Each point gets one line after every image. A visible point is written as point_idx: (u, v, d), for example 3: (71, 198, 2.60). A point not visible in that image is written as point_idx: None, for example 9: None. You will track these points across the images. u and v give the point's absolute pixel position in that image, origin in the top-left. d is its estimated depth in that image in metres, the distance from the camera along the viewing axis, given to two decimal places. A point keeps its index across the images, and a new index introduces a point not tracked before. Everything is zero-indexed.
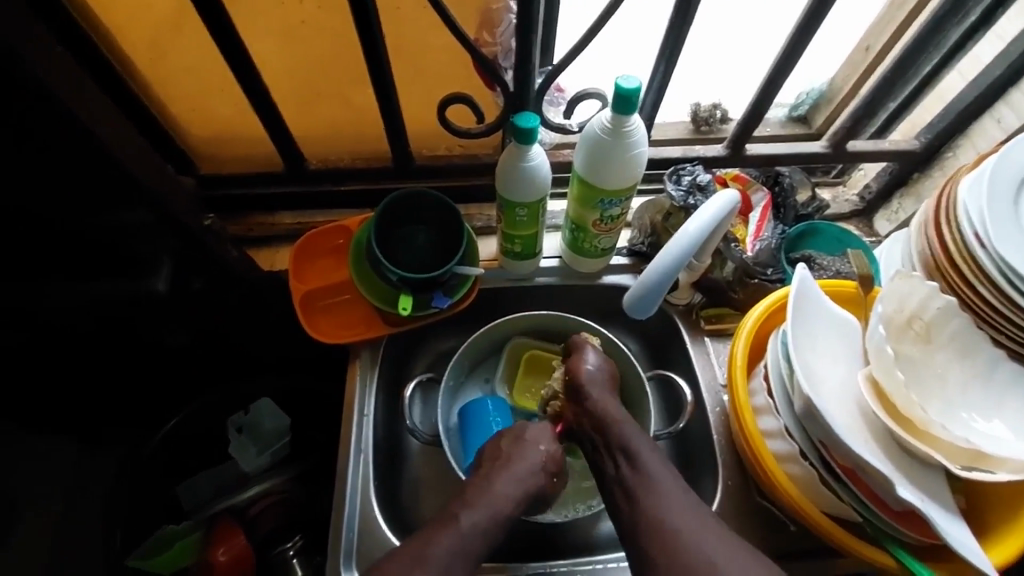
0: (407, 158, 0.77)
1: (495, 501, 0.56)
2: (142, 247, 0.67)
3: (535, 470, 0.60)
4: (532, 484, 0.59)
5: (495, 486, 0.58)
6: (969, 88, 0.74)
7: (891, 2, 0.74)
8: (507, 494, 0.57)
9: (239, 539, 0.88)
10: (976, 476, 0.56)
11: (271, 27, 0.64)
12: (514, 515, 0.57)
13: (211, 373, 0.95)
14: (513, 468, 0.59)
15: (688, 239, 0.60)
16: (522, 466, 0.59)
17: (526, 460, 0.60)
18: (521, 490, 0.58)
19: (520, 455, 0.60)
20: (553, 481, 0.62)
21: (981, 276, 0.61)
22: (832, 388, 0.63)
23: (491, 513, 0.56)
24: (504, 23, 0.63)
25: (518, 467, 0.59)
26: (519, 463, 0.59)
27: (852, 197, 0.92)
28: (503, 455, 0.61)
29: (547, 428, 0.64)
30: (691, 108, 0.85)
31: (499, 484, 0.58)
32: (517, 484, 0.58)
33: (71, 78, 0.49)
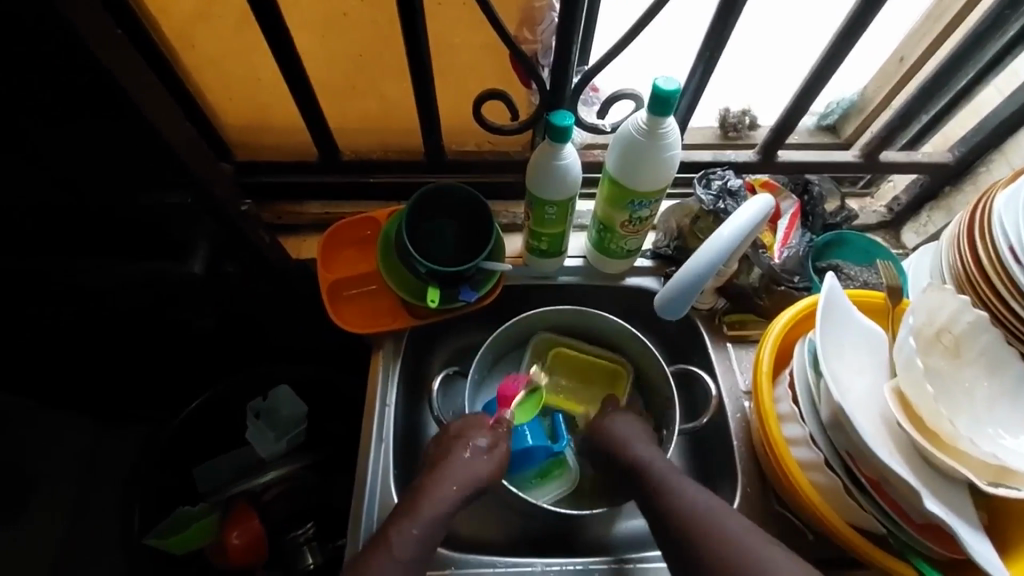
0: (438, 152, 0.78)
1: (433, 509, 0.59)
2: (179, 230, 0.68)
3: (470, 472, 0.62)
4: (468, 483, 0.62)
5: (432, 494, 0.60)
6: (1007, 102, 0.73)
7: (930, 14, 0.74)
8: (441, 501, 0.60)
9: (252, 523, 0.90)
10: (1003, 493, 0.56)
11: (314, 19, 0.65)
12: (450, 507, 0.60)
13: (233, 358, 0.96)
14: (443, 464, 0.62)
15: (721, 243, 0.60)
16: (458, 468, 0.62)
17: (455, 453, 0.64)
18: (452, 481, 0.61)
19: (449, 451, 0.64)
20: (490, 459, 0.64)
21: (1016, 293, 0.60)
22: (859, 398, 0.63)
23: (428, 522, 0.58)
24: (545, 21, 0.64)
25: (452, 472, 0.62)
26: (453, 468, 0.62)
27: (879, 208, 0.91)
28: (442, 459, 0.63)
29: (476, 419, 0.68)
30: (720, 113, 0.85)
31: (437, 490, 0.60)
32: (452, 491, 0.60)
33: (127, 61, 0.50)
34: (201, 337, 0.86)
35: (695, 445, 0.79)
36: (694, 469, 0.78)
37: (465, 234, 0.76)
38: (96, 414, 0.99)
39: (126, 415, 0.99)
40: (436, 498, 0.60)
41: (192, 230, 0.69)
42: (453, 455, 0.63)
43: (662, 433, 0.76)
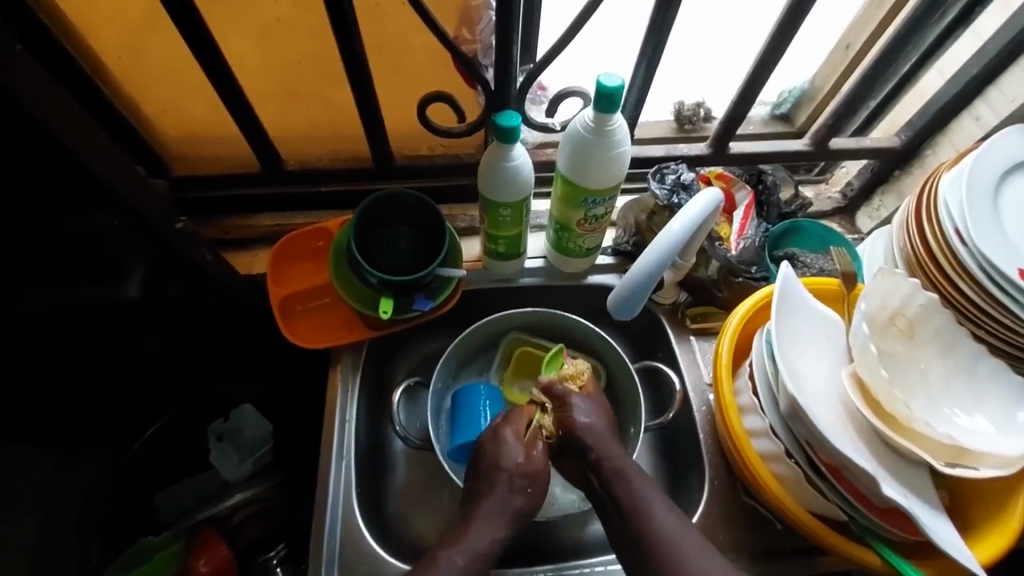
0: (388, 158, 0.76)
1: (471, 546, 0.56)
2: (113, 252, 0.64)
3: (505, 502, 0.58)
4: (507, 512, 0.58)
5: (468, 533, 0.57)
6: (948, 85, 0.74)
7: (871, 1, 0.75)
8: (479, 537, 0.56)
9: (219, 548, 0.86)
10: (959, 472, 0.57)
11: (245, 26, 0.62)
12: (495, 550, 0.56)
13: (189, 381, 0.93)
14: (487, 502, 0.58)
15: (672, 238, 0.59)
16: (497, 498, 0.58)
17: (498, 488, 0.59)
18: (497, 519, 0.57)
19: (491, 486, 0.59)
20: (531, 493, 0.60)
21: (963, 272, 0.61)
22: (817, 386, 0.63)
23: (469, 559, 0.55)
24: (483, 20, 0.62)
25: (493, 501, 0.58)
26: (488, 500, 0.58)
27: (834, 194, 0.92)
28: (479, 488, 0.59)
29: (513, 438, 0.61)
30: (674, 107, 0.85)
31: (473, 530, 0.57)
32: (490, 522, 0.57)
33: (34, 77, 0.47)
34: (151, 360, 0.82)
35: (664, 440, 0.79)
36: (663, 463, 0.78)
37: (421, 241, 0.74)
38: None
39: None
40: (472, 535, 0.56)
41: (125, 251, 0.65)
42: (489, 482, 0.59)
43: (630, 429, 0.75)
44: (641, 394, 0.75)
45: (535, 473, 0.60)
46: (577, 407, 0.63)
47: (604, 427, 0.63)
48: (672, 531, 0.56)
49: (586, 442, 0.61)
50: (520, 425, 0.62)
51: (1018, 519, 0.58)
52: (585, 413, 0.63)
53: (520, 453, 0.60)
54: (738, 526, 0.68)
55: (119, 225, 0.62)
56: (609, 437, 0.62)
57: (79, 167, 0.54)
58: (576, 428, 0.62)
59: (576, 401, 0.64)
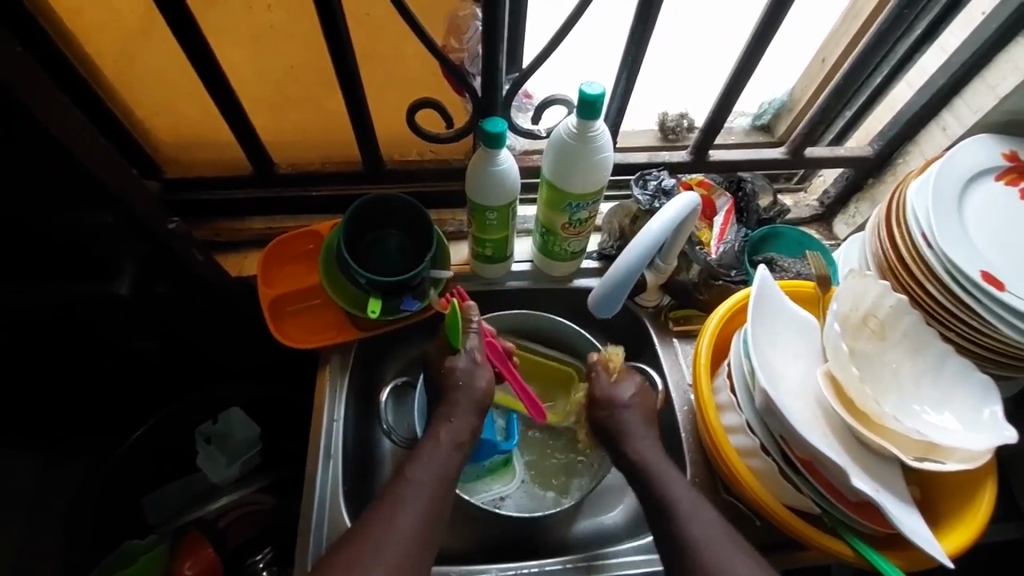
0: (378, 161, 0.78)
1: (436, 453, 0.62)
2: (105, 250, 0.65)
3: (440, 455, 0.62)
4: (472, 415, 0.65)
5: (439, 438, 0.63)
6: (917, 96, 0.77)
7: (844, 17, 0.79)
8: (447, 442, 0.62)
9: (205, 552, 0.86)
10: (928, 466, 0.59)
11: (238, 34, 0.64)
12: (439, 499, 0.59)
13: (177, 383, 0.93)
14: (425, 455, 0.61)
15: (651, 238, 0.61)
16: (461, 404, 0.65)
17: (439, 445, 0.62)
18: (440, 470, 0.61)
19: (432, 443, 0.62)
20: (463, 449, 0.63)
21: (930, 274, 0.64)
22: (792, 385, 0.65)
23: (437, 462, 0.61)
24: (470, 29, 0.65)
25: (456, 407, 0.65)
26: (454, 404, 0.65)
27: (812, 202, 0.95)
28: (444, 402, 0.66)
29: (449, 399, 0.65)
30: (659, 117, 0.88)
31: (440, 442, 0.63)
32: (451, 425, 0.64)
33: (33, 78, 0.49)
34: (140, 362, 0.83)
35: None
36: None
37: (410, 244, 0.76)
38: None
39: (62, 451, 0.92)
40: (441, 439, 0.62)
41: (118, 249, 0.66)
42: (450, 394, 0.65)
43: None
44: None
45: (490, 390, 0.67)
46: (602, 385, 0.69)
47: (639, 417, 0.68)
48: (712, 529, 0.59)
49: (621, 419, 0.67)
50: (462, 353, 0.68)
51: (983, 513, 0.60)
52: (627, 391, 0.69)
53: (482, 373, 0.67)
54: None
55: (112, 223, 0.63)
56: (638, 413, 0.68)
57: (75, 167, 0.55)
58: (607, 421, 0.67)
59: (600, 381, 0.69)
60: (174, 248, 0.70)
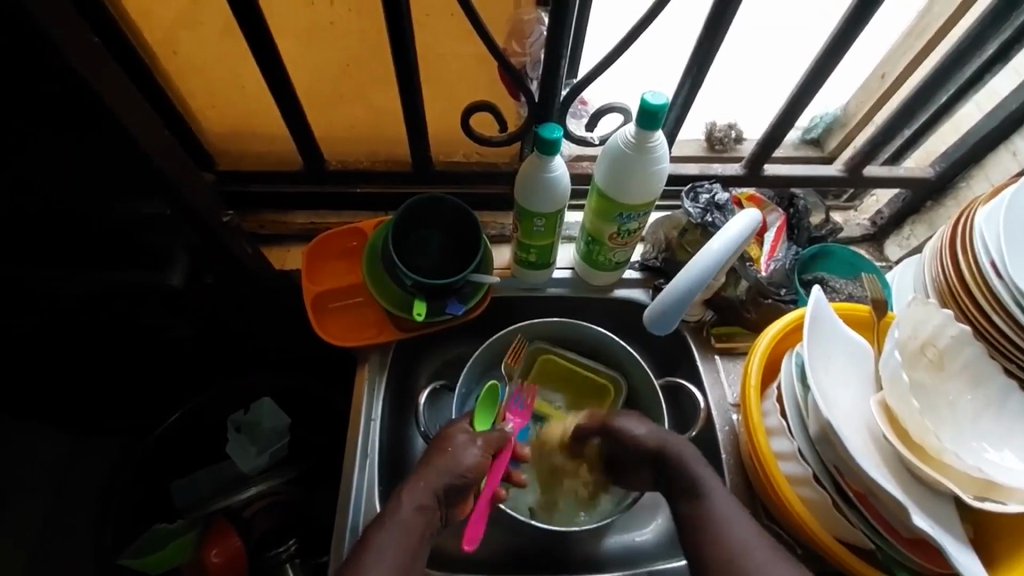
0: (427, 163, 0.77)
1: (403, 513, 0.56)
2: (160, 239, 0.66)
3: (406, 522, 0.56)
4: (441, 483, 0.59)
5: (401, 502, 0.57)
6: (988, 117, 0.74)
7: (910, 32, 0.75)
8: (409, 505, 0.57)
9: (232, 540, 0.87)
10: (989, 506, 0.57)
11: (299, 29, 0.64)
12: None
13: (213, 372, 0.94)
14: (389, 523, 0.56)
15: (711, 256, 0.59)
16: (442, 465, 0.60)
17: (404, 511, 0.57)
18: (407, 542, 0.55)
19: (396, 508, 0.57)
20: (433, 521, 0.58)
21: (998, 305, 0.61)
22: (846, 412, 0.63)
23: (407, 524, 0.56)
24: (533, 34, 0.64)
25: (436, 467, 0.60)
26: (431, 466, 0.60)
27: (863, 221, 0.93)
28: (417, 467, 0.61)
29: (422, 466, 0.61)
30: (706, 127, 0.85)
31: (403, 503, 0.57)
32: (428, 484, 0.59)
33: (105, 68, 0.49)
34: (180, 349, 0.84)
35: None
36: None
37: (453, 246, 0.75)
38: (66, 430, 0.93)
39: (99, 429, 0.94)
40: (403, 501, 0.57)
41: (172, 240, 0.67)
42: (427, 459, 0.61)
43: None
44: (663, 408, 0.75)
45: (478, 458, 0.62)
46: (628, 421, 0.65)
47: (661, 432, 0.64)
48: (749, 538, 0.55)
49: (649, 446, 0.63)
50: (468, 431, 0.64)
51: None
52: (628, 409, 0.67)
53: (475, 454, 0.62)
54: None
55: (168, 214, 0.64)
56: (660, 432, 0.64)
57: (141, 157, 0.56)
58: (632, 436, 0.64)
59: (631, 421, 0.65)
60: (221, 239, 0.69)
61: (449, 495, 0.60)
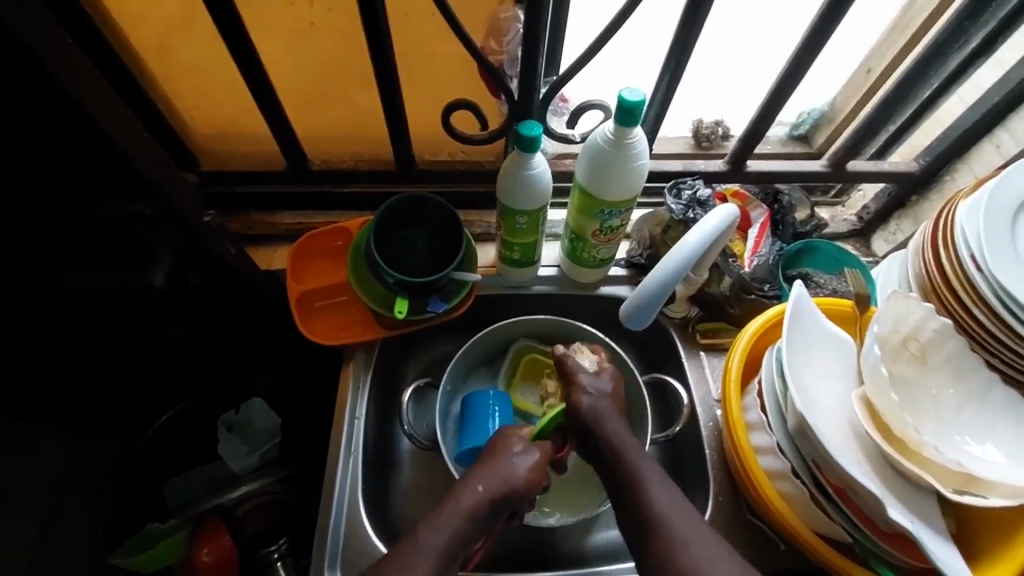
0: (411, 162, 0.78)
1: (451, 520, 0.53)
2: (143, 240, 0.67)
3: (453, 525, 0.53)
4: (496, 492, 0.56)
5: (453, 507, 0.54)
6: (971, 110, 0.74)
7: (893, 27, 0.75)
8: (460, 513, 0.54)
9: (224, 539, 0.89)
10: (969, 500, 0.56)
11: (279, 30, 0.64)
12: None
13: (203, 373, 0.95)
14: (439, 524, 0.53)
15: (688, 251, 0.59)
16: (491, 475, 0.56)
17: (455, 513, 0.54)
18: (450, 545, 0.52)
19: (449, 509, 0.54)
20: (482, 525, 0.55)
21: (977, 298, 0.61)
22: (826, 407, 0.63)
23: (448, 535, 0.53)
24: (511, 32, 0.64)
25: (484, 476, 0.56)
26: (478, 476, 0.56)
27: (850, 217, 0.93)
28: (473, 469, 0.57)
29: (479, 472, 0.57)
30: (693, 124, 0.87)
31: (454, 509, 0.54)
32: (478, 495, 0.55)
33: (79, 70, 0.50)
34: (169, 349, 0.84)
35: (669, 452, 0.79)
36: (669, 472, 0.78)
37: (436, 244, 0.75)
38: (58, 431, 0.94)
39: (91, 430, 0.94)
40: (459, 506, 0.54)
41: (154, 241, 0.68)
42: (487, 463, 0.57)
43: None
44: (648, 405, 0.75)
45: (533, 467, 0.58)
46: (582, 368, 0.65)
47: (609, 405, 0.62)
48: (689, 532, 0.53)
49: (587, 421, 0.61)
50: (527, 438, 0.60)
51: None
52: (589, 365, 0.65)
53: (534, 465, 0.58)
54: (743, 545, 0.68)
55: (149, 215, 0.64)
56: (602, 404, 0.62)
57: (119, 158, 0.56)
58: (579, 407, 0.62)
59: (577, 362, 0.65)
60: (207, 240, 0.72)
61: (502, 505, 0.56)
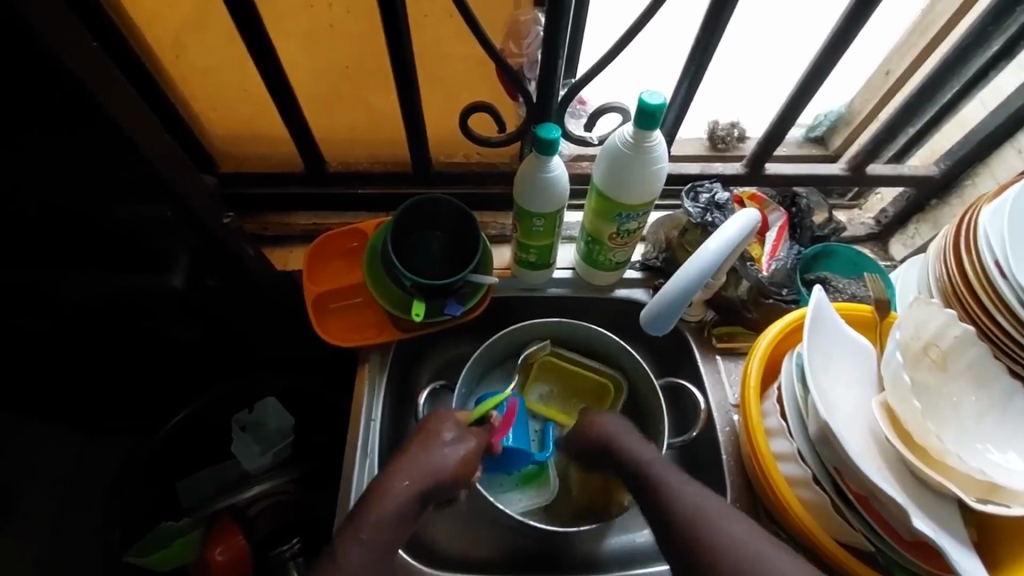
0: (426, 164, 0.77)
1: (392, 506, 0.58)
2: (161, 241, 0.67)
3: (394, 511, 0.58)
4: (433, 478, 0.61)
5: (393, 491, 0.59)
6: (993, 115, 0.73)
7: (914, 29, 0.75)
8: (400, 499, 0.59)
9: (237, 539, 0.88)
10: (992, 509, 0.56)
11: (297, 31, 0.64)
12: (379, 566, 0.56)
13: (218, 372, 0.95)
14: (380, 512, 0.57)
15: (708, 256, 0.59)
16: (416, 468, 0.61)
17: (394, 500, 0.58)
18: (390, 533, 0.57)
19: (386, 497, 0.58)
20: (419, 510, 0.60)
21: (1001, 304, 0.60)
22: (847, 413, 0.62)
23: (382, 527, 0.57)
24: (531, 34, 0.64)
25: (406, 470, 0.60)
26: (400, 471, 0.60)
27: (868, 220, 0.92)
28: (401, 458, 0.62)
29: (422, 459, 0.62)
30: (709, 125, 0.85)
31: (395, 494, 0.59)
32: (404, 488, 0.59)
33: (101, 72, 0.50)
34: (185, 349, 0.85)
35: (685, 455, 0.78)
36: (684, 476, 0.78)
37: (453, 246, 0.75)
38: (73, 429, 0.95)
39: (106, 428, 0.95)
40: (394, 493, 0.59)
41: (173, 241, 0.68)
42: (416, 452, 0.62)
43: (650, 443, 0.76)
44: (664, 410, 0.75)
45: (455, 456, 0.63)
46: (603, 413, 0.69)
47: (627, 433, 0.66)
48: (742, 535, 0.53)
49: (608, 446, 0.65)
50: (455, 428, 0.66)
51: None
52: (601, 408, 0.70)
53: (461, 452, 0.64)
54: None
55: (168, 216, 0.65)
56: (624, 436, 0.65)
57: (140, 160, 0.56)
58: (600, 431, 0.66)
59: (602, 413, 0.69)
60: (225, 241, 0.72)
61: (435, 491, 0.61)
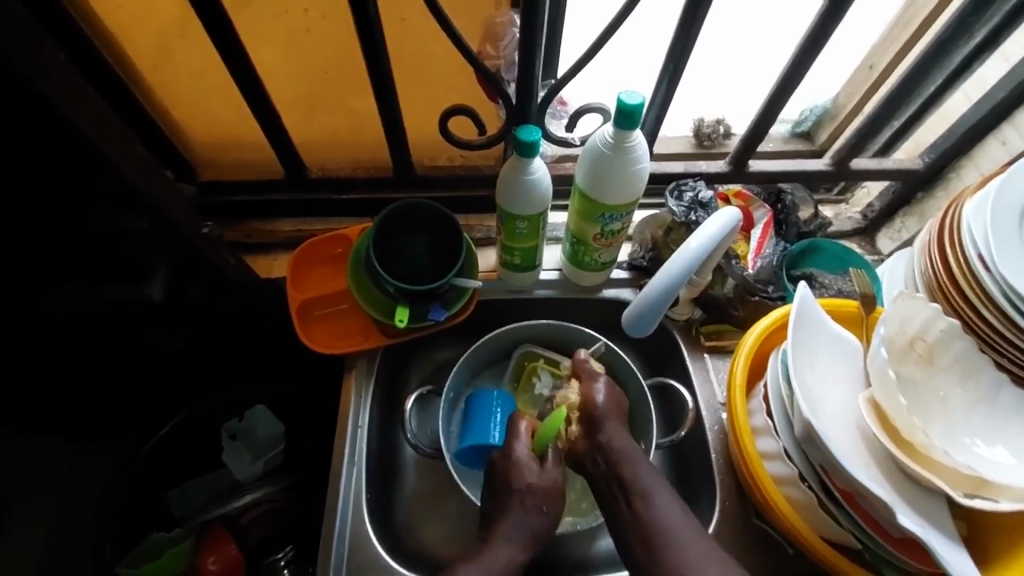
0: (409, 168, 0.77)
1: (498, 558, 0.57)
2: (142, 251, 0.66)
3: (501, 566, 0.57)
4: (535, 528, 0.60)
5: (496, 545, 0.58)
6: (976, 107, 0.73)
7: (897, 21, 0.74)
8: (505, 553, 0.58)
9: (229, 547, 0.87)
10: (980, 504, 0.56)
11: (273, 39, 0.64)
12: None
13: (204, 381, 0.95)
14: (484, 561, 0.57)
15: (691, 256, 0.59)
16: (520, 517, 0.60)
17: (501, 553, 0.58)
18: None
19: (494, 550, 0.58)
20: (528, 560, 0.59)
21: (987, 300, 0.60)
22: (833, 411, 0.62)
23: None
24: (507, 36, 0.63)
25: (515, 522, 0.59)
26: (506, 525, 0.59)
27: (854, 215, 0.92)
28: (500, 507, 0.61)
29: (526, 509, 0.60)
30: (694, 123, 0.85)
31: (500, 547, 0.58)
32: (512, 544, 0.58)
33: (70, 85, 0.49)
34: (172, 359, 0.85)
35: (674, 454, 0.78)
36: (674, 475, 0.78)
37: (438, 250, 0.75)
38: None
39: None
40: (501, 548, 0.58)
41: (153, 251, 0.67)
42: (515, 499, 0.60)
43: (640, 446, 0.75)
44: (653, 411, 0.74)
45: (548, 491, 0.61)
46: (598, 387, 0.66)
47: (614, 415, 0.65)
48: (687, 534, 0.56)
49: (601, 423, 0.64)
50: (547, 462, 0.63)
51: None
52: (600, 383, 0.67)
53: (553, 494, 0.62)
54: (749, 549, 0.67)
55: (147, 226, 0.64)
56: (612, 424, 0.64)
57: (115, 172, 0.56)
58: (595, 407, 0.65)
59: (600, 382, 0.67)
60: (204, 252, 0.72)
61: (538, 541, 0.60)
